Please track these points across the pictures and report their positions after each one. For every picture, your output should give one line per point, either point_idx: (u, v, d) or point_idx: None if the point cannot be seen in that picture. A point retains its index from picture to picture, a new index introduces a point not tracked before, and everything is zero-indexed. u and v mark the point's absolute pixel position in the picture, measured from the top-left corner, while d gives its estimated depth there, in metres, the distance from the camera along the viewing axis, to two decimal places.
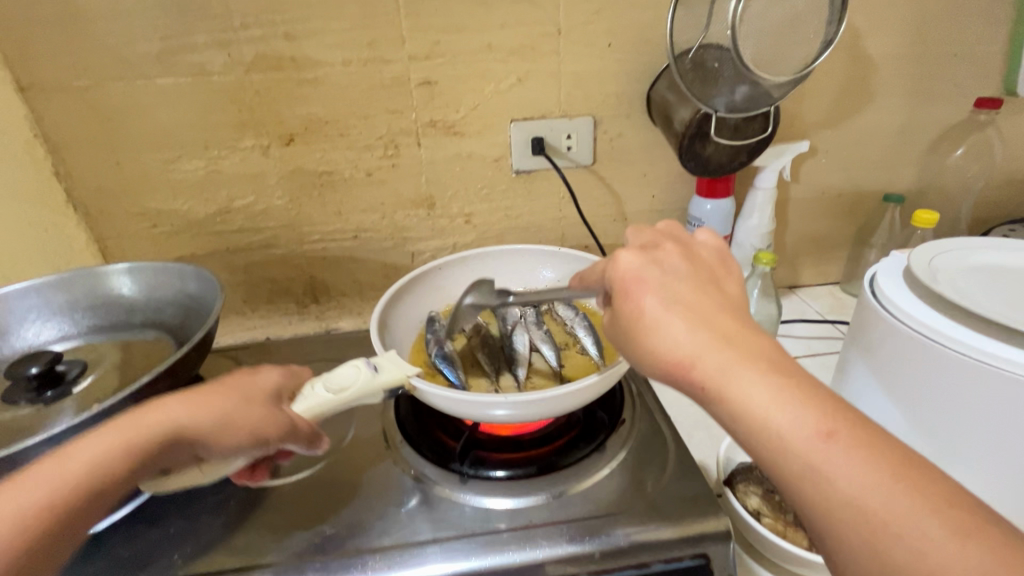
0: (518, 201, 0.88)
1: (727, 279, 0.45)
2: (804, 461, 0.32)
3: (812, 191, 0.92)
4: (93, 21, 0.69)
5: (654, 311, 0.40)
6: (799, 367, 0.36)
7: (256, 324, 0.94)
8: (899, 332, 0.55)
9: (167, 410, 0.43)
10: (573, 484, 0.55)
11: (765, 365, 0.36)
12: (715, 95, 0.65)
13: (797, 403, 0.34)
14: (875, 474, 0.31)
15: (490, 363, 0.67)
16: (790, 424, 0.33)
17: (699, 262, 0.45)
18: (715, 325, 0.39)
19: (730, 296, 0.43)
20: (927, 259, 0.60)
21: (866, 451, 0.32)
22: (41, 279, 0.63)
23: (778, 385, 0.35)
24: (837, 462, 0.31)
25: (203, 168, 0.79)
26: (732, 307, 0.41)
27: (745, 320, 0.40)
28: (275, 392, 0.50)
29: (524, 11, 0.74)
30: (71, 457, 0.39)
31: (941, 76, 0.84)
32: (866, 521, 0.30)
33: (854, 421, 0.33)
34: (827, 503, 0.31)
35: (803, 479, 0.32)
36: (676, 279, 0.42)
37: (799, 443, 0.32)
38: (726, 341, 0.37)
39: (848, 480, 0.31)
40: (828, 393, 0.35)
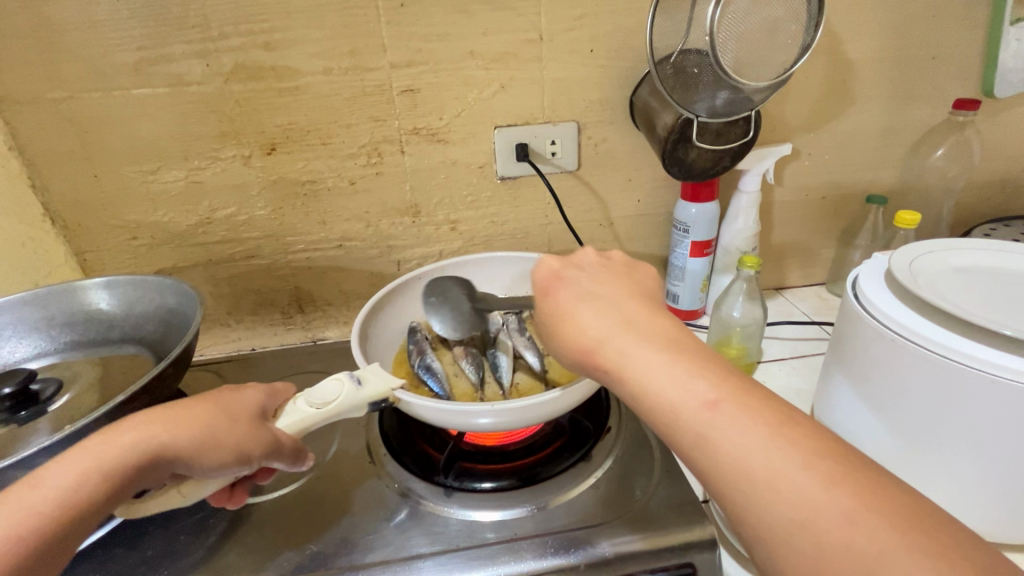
0: (504, 208, 0.88)
1: (641, 271, 0.48)
2: (694, 429, 0.35)
3: (796, 194, 0.93)
4: (67, 32, 0.68)
5: (567, 304, 0.44)
6: (698, 345, 0.40)
7: (241, 336, 0.93)
8: (880, 334, 0.55)
9: (137, 429, 0.42)
10: (559, 494, 0.54)
11: (662, 343, 0.39)
12: (696, 101, 0.65)
13: (688, 376, 0.37)
14: (757, 434, 0.34)
15: (472, 371, 0.67)
16: (681, 396, 0.36)
17: (613, 258, 0.49)
18: (622, 312, 0.42)
19: (643, 287, 0.46)
20: (908, 261, 0.61)
21: (747, 413, 0.35)
22: (15, 296, 0.62)
23: (672, 361, 0.38)
24: (721, 427, 0.34)
25: (183, 179, 0.78)
26: (641, 296, 0.44)
27: (651, 306, 0.43)
28: (255, 407, 0.49)
29: (505, 18, 0.74)
30: (42, 482, 0.39)
31: (920, 78, 0.85)
32: (750, 479, 0.33)
33: (739, 388, 0.36)
34: (717, 467, 0.34)
35: (697, 448, 0.35)
36: (591, 276, 0.46)
37: (688, 413, 0.36)
38: (631, 326, 0.41)
39: (733, 444, 0.34)
40: (722, 366, 0.38)
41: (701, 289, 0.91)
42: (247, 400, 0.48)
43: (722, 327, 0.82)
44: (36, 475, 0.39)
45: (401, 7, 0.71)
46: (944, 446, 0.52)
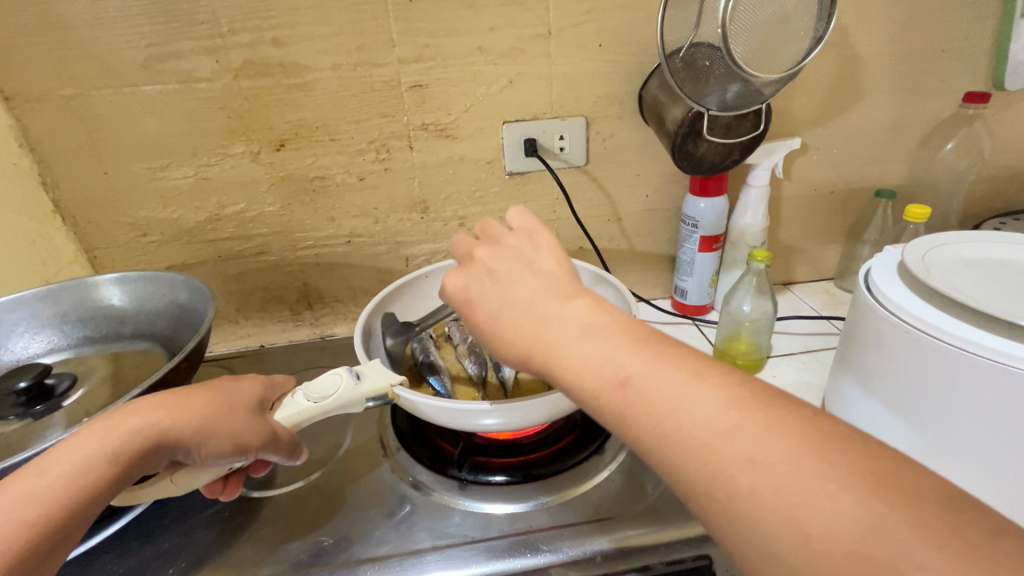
0: (512, 203, 0.88)
1: (541, 253, 0.43)
2: (614, 408, 0.33)
3: (804, 188, 0.93)
4: (77, 29, 0.68)
5: (487, 322, 0.41)
6: (609, 318, 0.37)
7: (249, 333, 0.93)
8: (895, 327, 0.55)
9: (138, 414, 0.40)
10: (573, 487, 0.55)
11: (579, 332, 0.36)
12: (707, 94, 0.65)
13: (600, 357, 0.35)
14: (670, 395, 0.32)
15: (473, 367, 0.66)
16: (602, 385, 0.34)
17: (510, 246, 0.44)
18: (535, 313, 0.38)
19: (546, 271, 0.41)
20: (920, 253, 0.60)
21: (657, 376, 0.33)
22: (28, 292, 0.62)
23: (588, 349, 0.35)
24: (636, 400, 0.32)
25: (192, 176, 0.79)
26: (548, 285, 0.40)
27: (559, 293, 0.39)
28: (252, 400, 0.47)
29: (514, 13, 0.74)
30: (41, 471, 0.37)
31: (930, 71, 0.85)
32: (669, 442, 0.31)
33: (651, 351, 0.34)
34: (641, 439, 0.32)
35: (621, 425, 0.33)
36: (496, 279, 0.41)
37: (606, 396, 0.34)
38: (547, 326, 0.37)
39: (647, 412, 0.32)
40: (633, 334, 0.35)
41: (709, 284, 0.91)
42: (246, 390, 0.47)
43: (731, 322, 0.82)
44: (37, 465, 0.37)
45: (410, 3, 0.71)
46: (962, 440, 0.51)
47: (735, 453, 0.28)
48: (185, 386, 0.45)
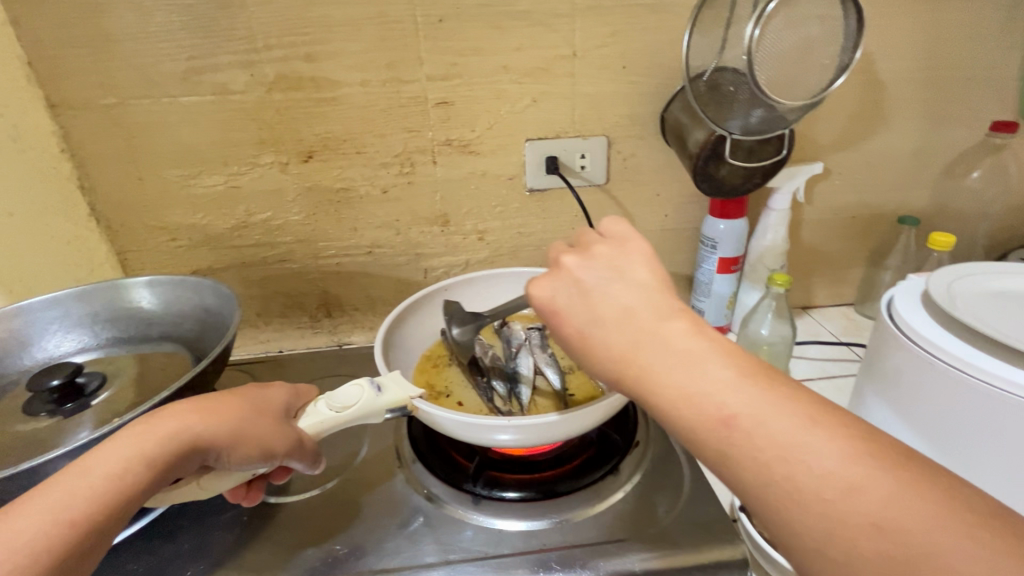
0: (532, 219, 0.89)
1: (633, 263, 0.42)
2: (715, 445, 0.33)
3: (825, 212, 0.92)
4: (121, 41, 0.71)
5: (574, 336, 0.41)
6: (710, 345, 0.36)
7: (269, 338, 0.95)
8: (922, 359, 0.53)
9: (174, 418, 0.41)
10: (588, 508, 0.54)
11: (675, 355, 0.36)
12: (730, 118, 0.66)
13: (702, 391, 0.34)
14: (783, 440, 0.32)
15: (500, 385, 0.64)
16: (698, 412, 0.34)
17: (599, 255, 0.44)
18: (626, 334, 0.39)
19: (641, 283, 0.41)
20: (946, 284, 0.60)
21: (770, 419, 0.32)
22: (63, 292, 0.64)
23: (687, 378, 0.35)
24: (741, 441, 0.32)
25: (222, 184, 0.81)
26: (643, 301, 0.40)
27: (655, 311, 0.39)
28: (281, 408, 0.48)
29: (539, 34, 0.75)
30: (82, 471, 0.37)
31: (956, 100, 0.84)
32: (777, 488, 0.31)
33: (762, 391, 0.34)
34: (742, 479, 0.32)
35: (719, 462, 0.33)
36: (585, 294, 0.42)
37: (706, 432, 0.34)
38: (641, 349, 0.38)
39: (754, 453, 0.32)
40: (739, 368, 0.35)
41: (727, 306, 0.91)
42: (274, 396, 0.49)
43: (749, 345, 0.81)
44: (78, 465, 0.38)
45: (439, 23, 0.73)
46: (987, 479, 0.50)
47: (835, 484, 0.30)
48: (216, 392, 0.46)
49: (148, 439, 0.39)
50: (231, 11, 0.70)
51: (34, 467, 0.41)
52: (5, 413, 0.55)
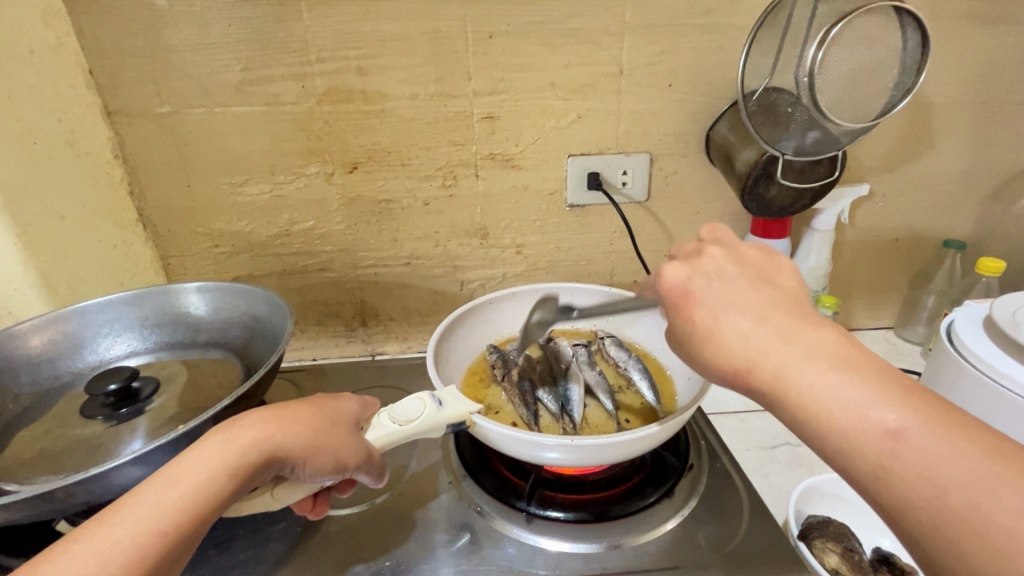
0: (571, 234, 0.89)
1: (779, 272, 0.45)
2: (875, 458, 0.33)
3: (868, 235, 0.91)
4: (179, 52, 0.72)
5: (705, 320, 0.42)
6: (866, 357, 0.37)
7: (304, 345, 0.95)
8: (991, 388, 0.54)
9: (253, 427, 0.42)
10: (646, 532, 0.53)
11: (829, 359, 0.37)
12: (784, 139, 0.65)
13: (862, 399, 0.35)
14: (957, 463, 0.32)
15: (552, 401, 0.63)
16: (858, 417, 0.34)
17: (743, 258, 0.46)
18: (770, 326, 0.39)
19: (785, 289, 0.43)
20: (1010, 312, 0.58)
21: (940, 440, 0.33)
22: (118, 295, 0.65)
23: (840, 379, 0.36)
24: (908, 456, 0.33)
25: (268, 192, 0.82)
26: (787, 307, 0.41)
27: (802, 318, 0.40)
28: (353, 419, 0.49)
29: (587, 52, 0.76)
30: (168, 480, 0.38)
31: (1005, 124, 0.83)
32: (948, 508, 0.31)
33: (927, 410, 0.34)
34: (907, 498, 0.32)
35: (879, 479, 0.33)
36: (728, 283, 0.43)
37: (867, 442, 0.34)
38: (787, 343, 0.38)
39: (921, 473, 0.32)
40: (902, 386, 0.35)
41: None
42: (343, 406, 0.49)
43: None
44: (164, 473, 0.38)
45: (489, 39, 0.74)
46: None
47: (1017, 511, 0.30)
48: (288, 401, 0.47)
49: (231, 449, 0.40)
50: (287, 24, 0.71)
51: (103, 472, 0.42)
52: (62, 417, 0.55)
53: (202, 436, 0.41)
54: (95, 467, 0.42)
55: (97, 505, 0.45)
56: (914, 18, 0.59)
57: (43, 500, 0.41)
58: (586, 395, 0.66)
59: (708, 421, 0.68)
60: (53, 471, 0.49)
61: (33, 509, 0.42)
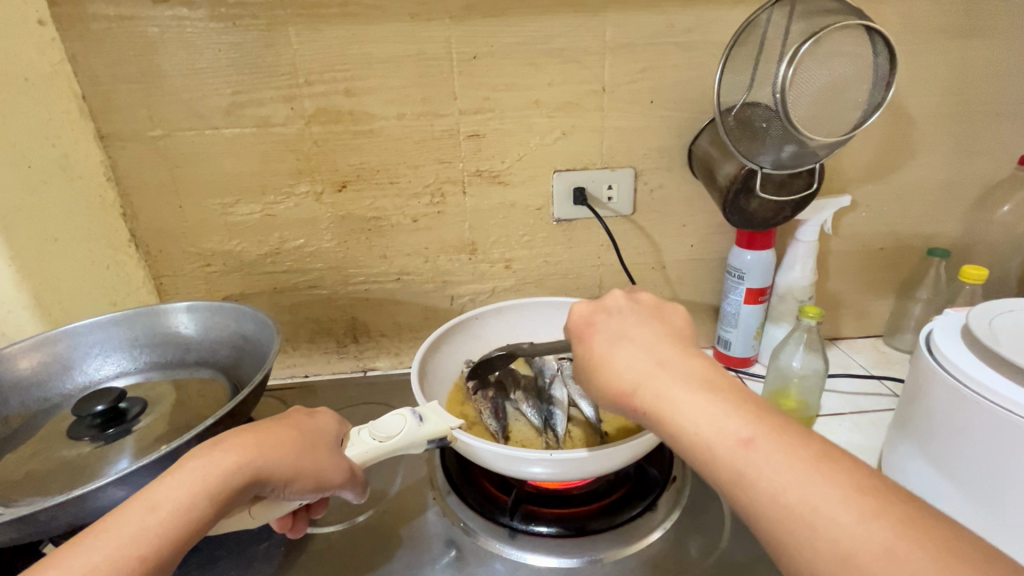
0: (559, 248, 0.90)
1: (670, 314, 0.50)
2: (730, 466, 0.36)
3: (853, 244, 0.92)
4: (171, 77, 0.74)
5: (600, 350, 0.47)
6: (730, 385, 0.41)
7: (295, 363, 0.95)
8: (966, 396, 0.55)
9: (235, 450, 0.43)
10: (627, 545, 0.53)
11: (696, 383, 0.41)
12: (762, 152, 0.67)
13: (718, 416, 0.38)
14: (793, 467, 0.34)
15: (536, 416, 0.64)
16: (715, 432, 0.37)
17: (642, 300, 0.51)
18: (652, 356, 0.44)
19: (674, 328, 0.48)
20: (986, 319, 0.60)
21: (782, 448, 0.35)
22: (108, 316, 0.66)
23: (708, 402, 0.39)
24: (757, 462, 0.35)
25: (259, 212, 0.83)
26: (671, 340, 0.46)
27: (681, 350, 0.44)
28: (333, 434, 0.50)
29: (570, 71, 0.78)
30: (149, 505, 0.38)
31: (983, 134, 0.85)
32: (791, 519, 0.33)
33: (774, 424, 0.37)
34: (757, 505, 0.34)
35: (736, 485, 0.36)
36: (620, 319, 0.49)
37: (724, 451, 0.36)
38: (663, 369, 0.43)
39: (768, 479, 0.34)
40: (754, 404, 0.39)
41: (755, 337, 0.90)
42: (323, 423, 0.50)
43: (780, 376, 0.81)
44: (145, 499, 0.39)
45: (473, 60, 0.76)
46: None
47: (840, 515, 0.32)
48: (268, 420, 0.48)
49: (213, 474, 0.41)
50: (277, 48, 0.73)
51: (85, 494, 0.42)
52: (50, 439, 0.55)
53: (182, 459, 0.42)
54: (77, 489, 0.43)
55: (82, 527, 0.45)
56: (881, 35, 0.61)
57: (25, 522, 0.41)
58: (570, 409, 0.66)
59: None
60: (38, 493, 0.49)
61: (16, 532, 0.42)
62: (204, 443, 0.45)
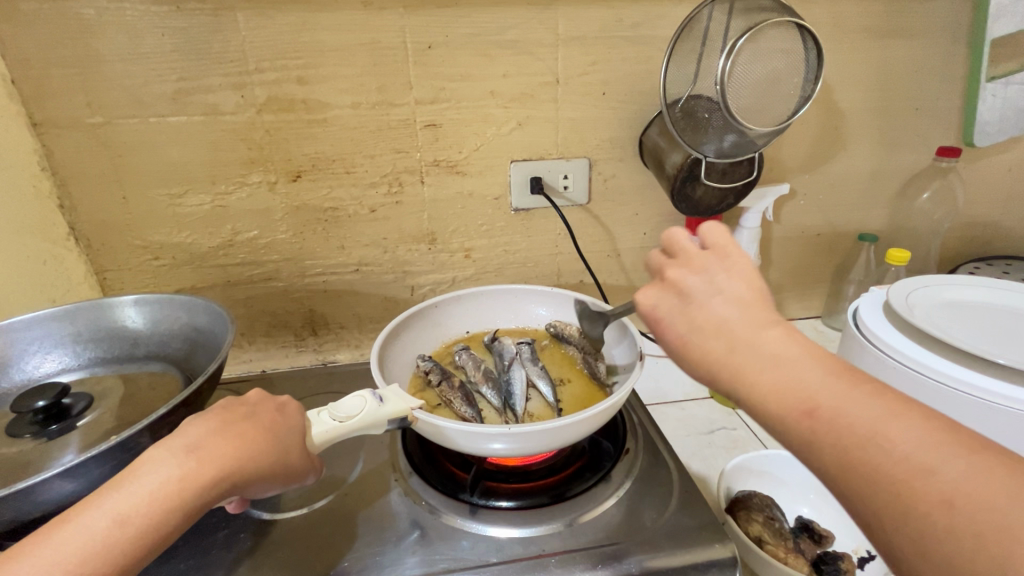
0: (517, 237, 0.92)
1: (732, 275, 0.42)
2: (801, 433, 0.35)
3: (793, 231, 0.98)
4: (110, 62, 0.71)
5: (673, 341, 0.42)
6: (803, 350, 0.38)
7: (252, 358, 0.94)
8: (884, 362, 0.61)
9: (209, 463, 0.42)
10: (582, 513, 0.56)
11: (775, 362, 0.37)
12: (705, 142, 0.71)
13: (794, 391, 0.36)
14: (865, 421, 0.34)
15: (496, 396, 0.67)
16: (789, 407, 0.36)
17: (704, 265, 0.43)
18: (730, 342, 0.39)
19: (738, 298, 0.41)
20: (904, 294, 0.67)
21: (855, 408, 0.34)
22: (47, 311, 0.63)
23: (783, 377, 0.37)
24: (830, 429, 0.34)
25: (209, 203, 0.81)
26: (743, 314, 0.40)
27: (754, 324, 0.40)
28: (297, 428, 0.49)
29: (524, 62, 0.79)
30: (113, 519, 0.38)
31: (905, 127, 0.92)
32: (864, 472, 0.33)
33: (845, 384, 0.36)
34: (828, 465, 0.34)
35: (804, 449, 0.36)
36: (689, 301, 0.42)
37: (793, 423, 0.36)
38: (743, 354, 0.38)
39: (841, 437, 0.34)
40: (825, 367, 0.37)
41: None
42: (293, 420, 0.49)
43: None
44: (109, 510, 0.38)
45: (429, 49, 0.76)
46: None
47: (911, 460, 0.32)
48: (240, 413, 0.47)
49: (188, 487, 0.40)
50: (224, 34, 0.71)
51: (29, 487, 0.41)
52: None
53: (150, 460, 0.41)
54: (21, 481, 0.42)
55: (25, 522, 0.44)
56: (811, 35, 0.66)
57: None
58: (529, 390, 0.69)
59: (646, 410, 0.72)
60: None
61: None
62: (183, 431, 0.43)
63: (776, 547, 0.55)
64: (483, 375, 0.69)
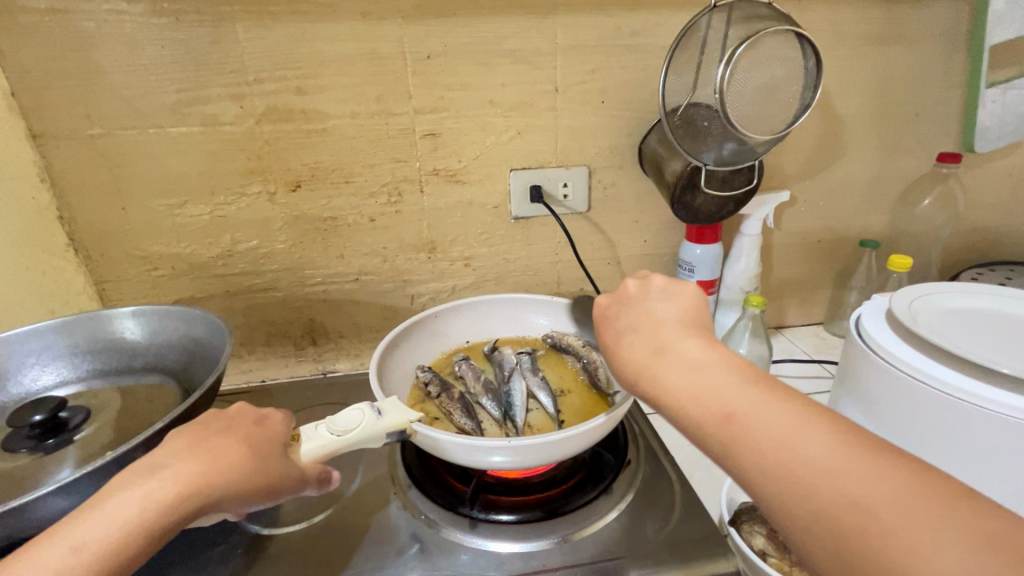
0: (517, 246, 0.92)
1: (681, 296, 0.49)
2: (719, 432, 0.37)
3: (794, 237, 0.98)
4: (110, 73, 0.71)
5: (612, 338, 0.48)
6: (724, 359, 0.41)
7: (251, 368, 0.93)
8: (887, 371, 0.60)
9: (176, 480, 0.40)
10: (580, 528, 0.55)
11: (696, 364, 0.41)
12: (704, 150, 0.71)
13: (710, 391, 0.38)
14: (781, 424, 0.35)
15: (495, 408, 0.66)
16: (700, 406, 0.38)
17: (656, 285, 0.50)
18: (655, 343, 0.44)
19: (677, 312, 0.47)
20: (907, 303, 0.66)
21: (766, 412, 0.36)
22: (44, 324, 0.63)
23: (698, 380, 0.39)
24: (744, 429, 0.36)
25: (208, 213, 0.81)
26: (675, 323, 0.45)
27: (684, 332, 0.44)
28: (279, 440, 0.48)
29: (523, 71, 0.79)
30: (75, 545, 0.36)
31: (905, 133, 0.92)
32: (774, 474, 0.34)
33: (758, 391, 0.38)
34: (744, 469, 0.35)
35: (724, 454, 0.36)
36: (633, 308, 0.49)
37: (710, 425, 0.37)
38: (666, 355, 0.42)
39: (756, 438, 0.35)
40: (742, 374, 0.39)
41: None
42: (271, 433, 0.48)
43: None
44: (71, 535, 0.37)
45: (428, 59, 0.76)
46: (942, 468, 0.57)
47: (819, 464, 0.33)
48: (215, 429, 0.46)
49: (150, 506, 0.39)
50: (224, 46, 0.71)
51: (24, 505, 0.41)
52: None
53: (116, 483, 0.40)
54: (16, 499, 0.41)
55: (19, 540, 0.44)
56: (810, 43, 0.65)
57: None
58: (529, 401, 0.68)
59: (648, 420, 0.72)
60: None
61: None
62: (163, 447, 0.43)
63: (781, 560, 0.52)
64: (483, 386, 0.68)
